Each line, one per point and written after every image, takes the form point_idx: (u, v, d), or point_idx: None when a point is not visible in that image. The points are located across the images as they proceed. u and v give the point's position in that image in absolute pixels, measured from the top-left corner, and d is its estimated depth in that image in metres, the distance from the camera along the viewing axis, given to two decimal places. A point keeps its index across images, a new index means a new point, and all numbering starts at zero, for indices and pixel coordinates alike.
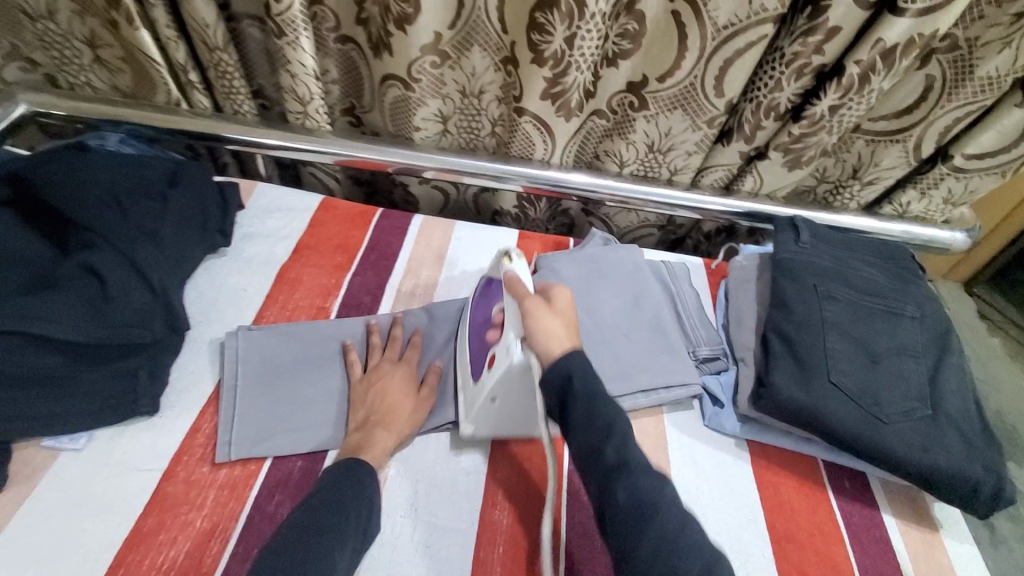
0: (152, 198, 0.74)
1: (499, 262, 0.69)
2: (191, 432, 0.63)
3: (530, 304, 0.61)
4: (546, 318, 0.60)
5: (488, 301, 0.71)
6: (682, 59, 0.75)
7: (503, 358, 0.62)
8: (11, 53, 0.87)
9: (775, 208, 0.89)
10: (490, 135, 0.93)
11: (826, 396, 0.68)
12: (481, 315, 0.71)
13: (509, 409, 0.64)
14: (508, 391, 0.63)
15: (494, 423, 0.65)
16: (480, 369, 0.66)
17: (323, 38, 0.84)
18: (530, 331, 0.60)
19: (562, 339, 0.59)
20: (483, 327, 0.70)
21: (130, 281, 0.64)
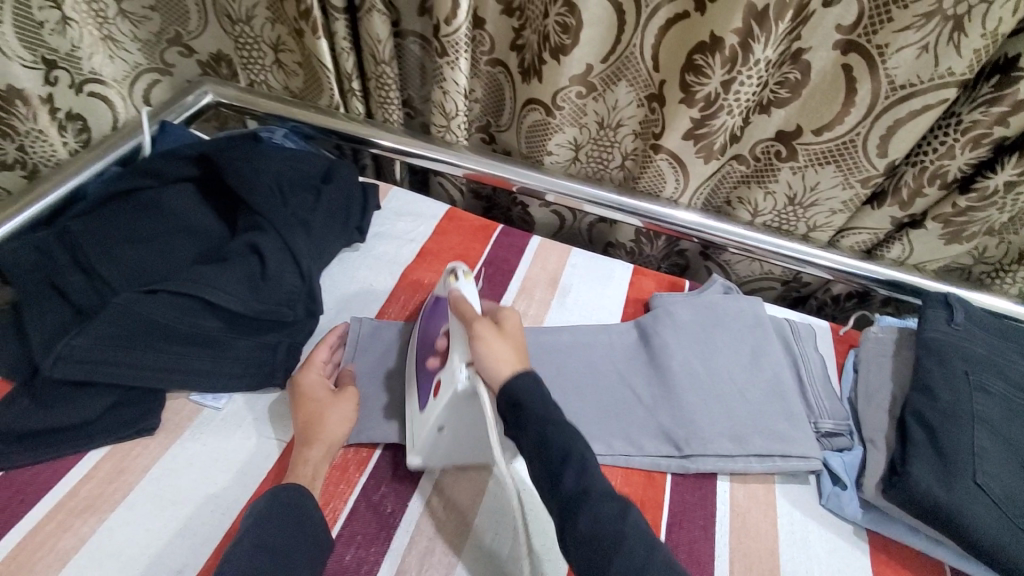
0: (307, 190, 0.81)
1: (448, 281, 0.65)
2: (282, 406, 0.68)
3: (478, 325, 0.57)
4: (492, 341, 0.55)
5: (434, 322, 0.68)
6: (845, 113, 0.71)
7: (447, 385, 0.57)
8: (173, 40, 0.95)
9: (923, 281, 0.82)
10: (618, 168, 0.94)
11: (972, 500, 0.60)
12: (426, 337, 0.68)
13: (459, 432, 0.60)
14: (455, 419, 0.59)
15: (443, 451, 0.62)
16: (425, 398, 0.62)
17: (477, 61, 0.89)
18: (477, 358, 0.55)
19: (510, 363, 0.54)
20: (432, 349, 0.66)
21: (285, 264, 0.70)
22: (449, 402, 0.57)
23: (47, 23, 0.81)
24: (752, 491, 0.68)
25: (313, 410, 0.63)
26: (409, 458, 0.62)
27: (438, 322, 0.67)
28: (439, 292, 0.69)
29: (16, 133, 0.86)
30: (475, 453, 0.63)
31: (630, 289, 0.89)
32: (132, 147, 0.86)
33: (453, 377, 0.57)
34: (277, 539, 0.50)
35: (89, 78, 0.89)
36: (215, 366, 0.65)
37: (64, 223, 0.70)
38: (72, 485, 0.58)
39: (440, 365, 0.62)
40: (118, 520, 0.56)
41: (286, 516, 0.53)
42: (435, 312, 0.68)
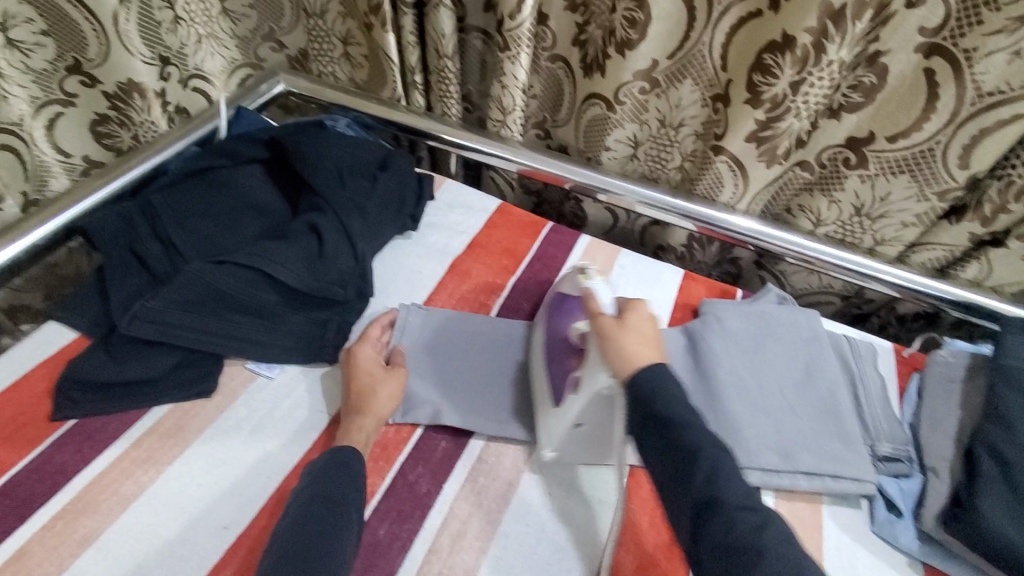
0: (365, 176, 0.84)
1: (575, 280, 0.65)
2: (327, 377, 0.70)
3: (602, 325, 0.57)
4: (629, 341, 0.55)
5: (567, 318, 0.66)
6: (925, 120, 0.67)
7: (588, 385, 0.57)
8: (268, 36, 1.03)
9: (1001, 305, 0.76)
10: (677, 169, 0.92)
11: None
12: (557, 331, 0.67)
13: (596, 430, 0.62)
14: (591, 416, 0.60)
15: (586, 444, 0.63)
16: (560, 392, 0.63)
17: (539, 57, 0.90)
18: (614, 359, 0.55)
19: (637, 360, 0.54)
20: (565, 345, 0.65)
21: (341, 245, 0.73)
22: (591, 401, 0.58)
23: (163, 21, 0.88)
24: (797, 510, 0.64)
25: (366, 381, 0.65)
26: (540, 452, 0.64)
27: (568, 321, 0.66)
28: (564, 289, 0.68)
29: (132, 123, 0.93)
30: (598, 453, 0.64)
31: (679, 294, 0.87)
32: (208, 130, 0.92)
33: (595, 378, 0.56)
34: (323, 490, 0.54)
35: (194, 74, 0.96)
36: (270, 338, 0.68)
37: (147, 195, 0.75)
38: (135, 437, 0.62)
39: (580, 362, 0.61)
40: (174, 474, 0.60)
41: (325, 475, 0.55)
42: (571, 310, 0.66)
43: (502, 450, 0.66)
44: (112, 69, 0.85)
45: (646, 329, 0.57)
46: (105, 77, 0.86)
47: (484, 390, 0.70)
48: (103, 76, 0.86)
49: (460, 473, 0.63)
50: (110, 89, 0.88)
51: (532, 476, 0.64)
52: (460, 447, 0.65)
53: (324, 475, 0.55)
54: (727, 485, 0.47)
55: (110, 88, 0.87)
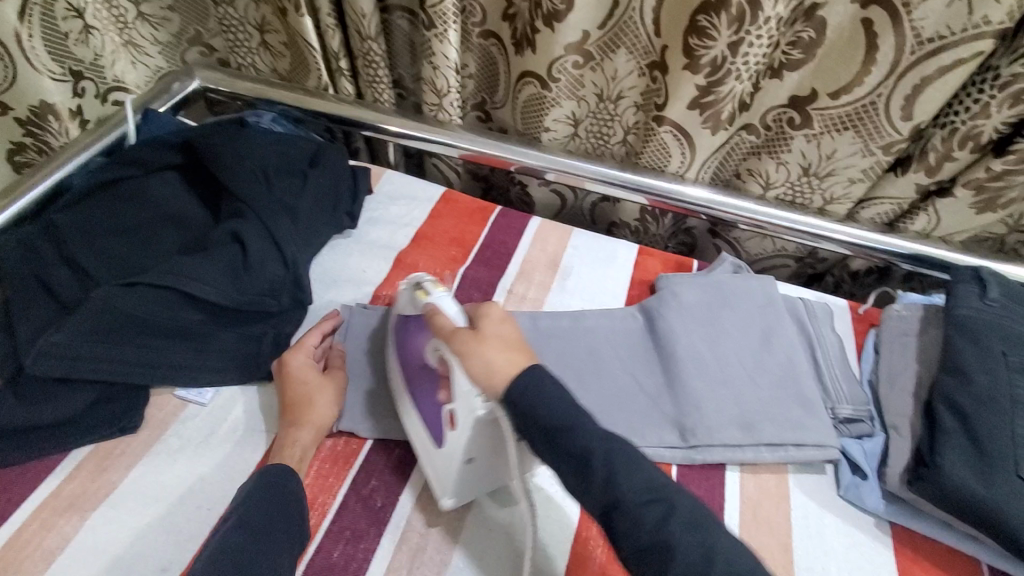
0: (293, 174, 0.78)
1: (414, 295, 0.60)
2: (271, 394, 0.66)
3: (458, 340, 0.53)
4: (487, 349, 0.51)
5: (412, 340, 0.62)
6: (866, 73, 0.65)
7: (465, 414, 0.52)
8: (194, 40, 0.96)
9: (950, 255, 0.75)
10: (620, 144, 0.89)
11: (1011, 493, 0.53)
12: (414, 361, 0.61)
13: (487, 462, 0.55)
14: (480, 447, 0.53)
15: (476, 478, 0.56)
16: (440, 432, 0.56)
17: (468, 32, 0.85)
18: (477, 370, 0.51)
19: (507, 368, 0.50)
20: (422, 371, 0.60)
21: (268, 252, 0.68)
22: (472, 433, 0.52)
23: (71, 32, 0.81)
24: (764, 482, 0.64)
25: (304, 392, 0.61)
26: (440, 502, 0.57)
27: (421, 340, 0.60)
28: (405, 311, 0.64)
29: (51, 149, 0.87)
30: (500, 476, 0.58)
31: (634, 270, 0.84)
32: (117, 137, 0.84)
33: (469, 405, 0.51)
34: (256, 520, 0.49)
35: (113, 86, 0.90)
36: (199, 360, 0.63)
37: (50, 216, 0.68)
38: (56, 485, 0.57)
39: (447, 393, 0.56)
40: (101, 518, 0.55)
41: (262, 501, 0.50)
42: (411, 332, 0.62)
43: None
44: (20, 93, 0.79)
45: (506, 333, 0.54)
46: (15, 102, 0.80)
47: None
48: (12, 102, 0.80)
49: (416, 481, 0.60)
50: (23, 115, 0.81)
51: None
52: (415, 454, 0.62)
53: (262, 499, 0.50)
54: (627, 477, 0.45)
55: (23, 114, 0.81)
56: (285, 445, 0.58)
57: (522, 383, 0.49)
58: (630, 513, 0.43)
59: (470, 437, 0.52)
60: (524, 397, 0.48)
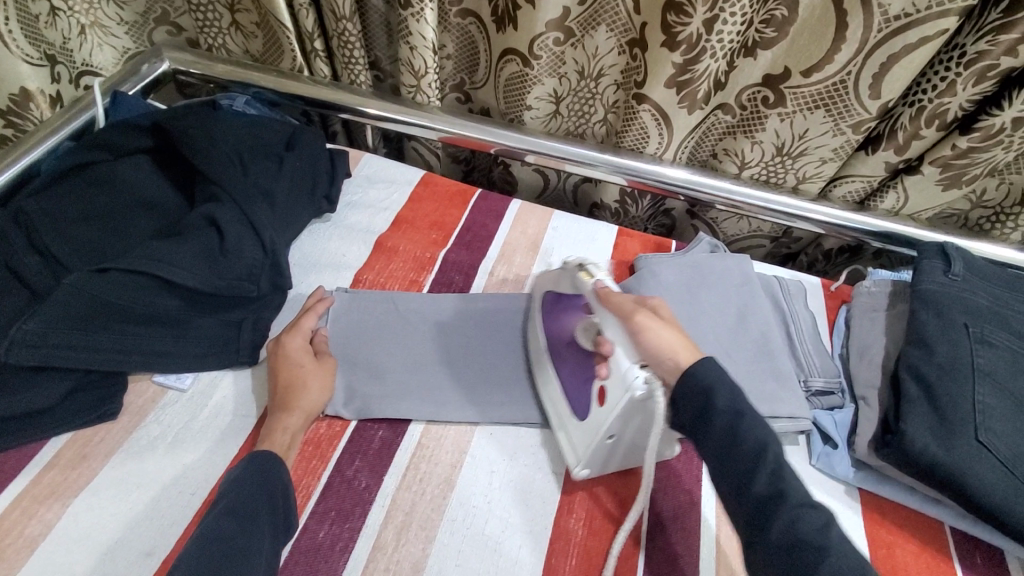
0: (269, 158, 0.77)
1: (576, 278, 0.62)
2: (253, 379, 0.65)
3: (639, 316, 0.54)
4: (659, 329, 0.53)
5: (563, 320, 0.66)
6: (836, 52, 0.66)
7: (621, 393, 0.53)
8: (160, 19, 0.92)
9: (917, 231, 0.77)
10: (600, 123, 0.90)
11: (970, 456, 0.56)
12: (562, 336, 0.65)
13: (627, 440, 0.57)
14: (628, 426, 0.55)
15: (616, 454, 0.59)
16: (585, 407, 0.59)
17: (445, 11, 0.85)
18: (647, 350, 0.53)
19: (683, 353, 0.52)
20: (576, 353, 0.63)
21: (244, 236, 0.67)
22: (625, 409, 0.53)
23: (41, 15, 0.81)
24: None
25: (296, 374, 0.61)
26: (574, 473, 0.59)
27: (573, 320, 0.64)
28: (558, 289, 0.66)
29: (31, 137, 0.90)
30: (630, 455, 0.60)
31: (614, 251, 0.85)
32: (85, 121, 0.81)
33: (627, 382, 0.52)
34: (241, 506, 0.48)
35: (83, 70, 0.90)
36: (177, 346, 0.63)
37: (16, 203, 0.66)
38: (35, 473, 0.56)
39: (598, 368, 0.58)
40: (81, 505, 0.55)
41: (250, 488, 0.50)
42: (558, 309, 0.67)
43: (442, 433, 0.63)
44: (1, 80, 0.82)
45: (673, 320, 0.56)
46: None
47: (415, 367, 0.67)
48: None
49: (400, 461, 0.60)
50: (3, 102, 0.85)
51: (477, 452, 0.62)
52: (400, 434, 0.63)
53: (247, 485, 0.50)
54: (795, 482, 0.45)
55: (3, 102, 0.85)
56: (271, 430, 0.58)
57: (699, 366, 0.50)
58: (790, 512, 0.43)
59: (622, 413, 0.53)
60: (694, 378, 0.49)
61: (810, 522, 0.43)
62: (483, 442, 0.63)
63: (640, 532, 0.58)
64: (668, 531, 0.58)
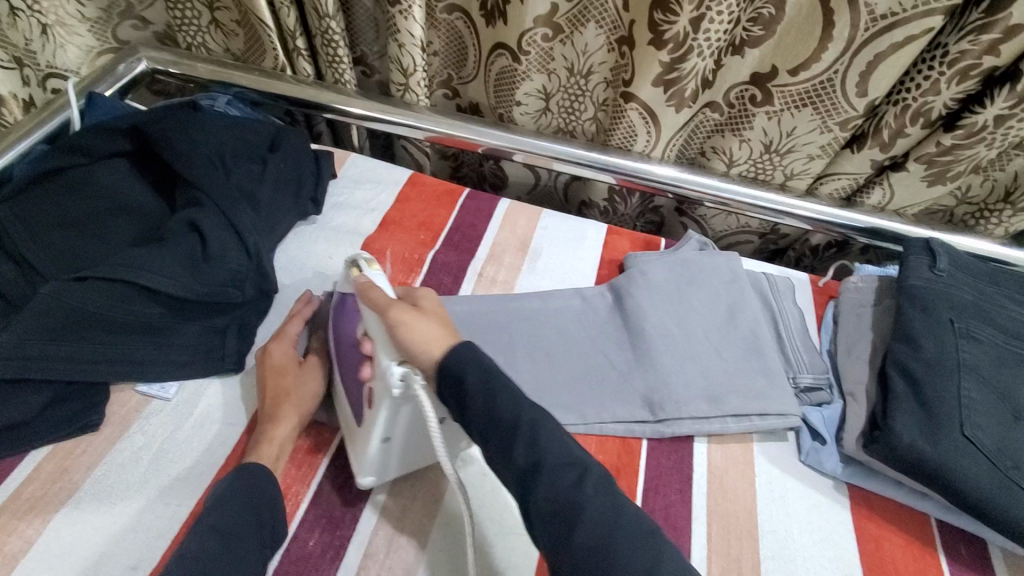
0: (251, 159, 0.76)
1: (349, 275, 0.59)
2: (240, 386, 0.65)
3: (393, 312, 0.51)
4: (418, 320, 0.51)
5: (346, 320, 0.61)
6: (823, 50, 0.66)
7: (382, 390, 0.50)
8: (125, 12, 0.89)
9: (904, 227, 0.78)
10: (591, 120, 0.90)
11: (957, 452, 0.56)
12: (345, 340, 0.61)
13: (409, 439, 0.55)
14: (397, 424, 0.53)
15: (398, 456, 0.56)
16: (359, 408, 0.56)
17: (432, 9, 0.84)
18: (402, 346, 0.50)
19: (433, 342, 0.50)
20: (351, 353, 0.59)
21: (227, 241, 0.65)
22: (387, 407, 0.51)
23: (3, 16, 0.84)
24: (730, 451, 0.66)
25: (285, 380, 0.61)
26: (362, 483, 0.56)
27: (352, 321, 0.60)
28: (342, 292, 0.62)
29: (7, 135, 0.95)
30: (421, 454, 0.57)
31: (604, 250, 0.85)
32: (60, 122, 0.79)
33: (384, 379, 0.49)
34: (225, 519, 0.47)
35: (50, 72, 0.90)
36: (161, 354, 0.62)
37: None
38: (15, 487, 0.55)
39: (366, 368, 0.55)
40: (64, 519, 0.54)
41: (234, 500, 0.49)
42: (343, 313, 0.62)
43: None
44: None
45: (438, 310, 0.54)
46: None
47: None
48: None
49: None
50: None
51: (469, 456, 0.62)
52: None
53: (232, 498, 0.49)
54: (548, 444, 0.46)
55: None
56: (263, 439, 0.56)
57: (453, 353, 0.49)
58: (548, 475, 0.45)
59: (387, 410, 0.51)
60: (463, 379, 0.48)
61: (562, 481, 0.44)
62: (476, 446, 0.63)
63: None
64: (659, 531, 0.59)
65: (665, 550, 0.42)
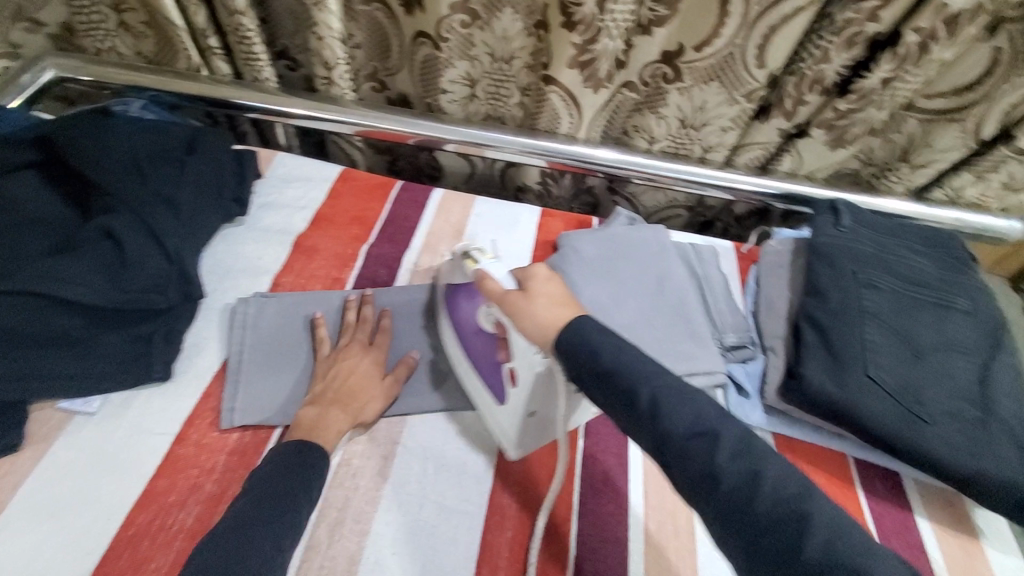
0: (169, 163, 0.73)
1: (463, 265, 0.63)
2: (167, 393, 0.63)
3: (510, 298, 0.54)
4: (534, 304, 0.52)
5: (462, 307, 0.65)
6: (722, 25, 0.70)
7: (526, 372, 0.55)
8: (16, 16, 0.84)
9: (814, 190, 0.83)
10: (518, 105, 0.91)
11: (862, 391, 0.61)
12: (469, 324, 0.64)
13: (547, 418, 0.59)
14: (539, 403, 0.57)
15: (538, 433, 0.60)
16: (501, 391, 0.60)
17: (349, 1, 0.83)
18: (532, 329, 0.51)
19: (556, 320, 0.50)
20: (479, 337, 0.63)
21: (145, 247, 0.64)
22: (533, 387, 0.55)
23: None
24: None
25: None
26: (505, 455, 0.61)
27: (468, 308, 0.64)
28: (455, 281, 0.66)
29: None
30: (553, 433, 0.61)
31: (538, 232, 0.87)
32: None
33: (530, 361, 0.54)
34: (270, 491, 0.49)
35: None
36: (83, 367, 0.60)
37: None
38: None
39: (505, 353, 0.59)
40: None
41: (283, 474, 0.51)
42: (459, 300, 0.66)
43: (372, 427, 0.64)
44: None
45: (555, 289, 0.54)
46: None
47: None
48: None
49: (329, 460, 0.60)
50: None
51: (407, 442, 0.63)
52: None
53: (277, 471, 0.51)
54: (672, 416, 0.42)
55: None
56: (319, 423, 0.58)
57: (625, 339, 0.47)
58: (676, 447, 0.40)
59: (531, 391, 0.55)
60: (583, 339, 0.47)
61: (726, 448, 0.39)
62: (415, 431, 0.64)
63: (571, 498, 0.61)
64: (598, 496, 0.61)
65: (814, 508, 0.36)
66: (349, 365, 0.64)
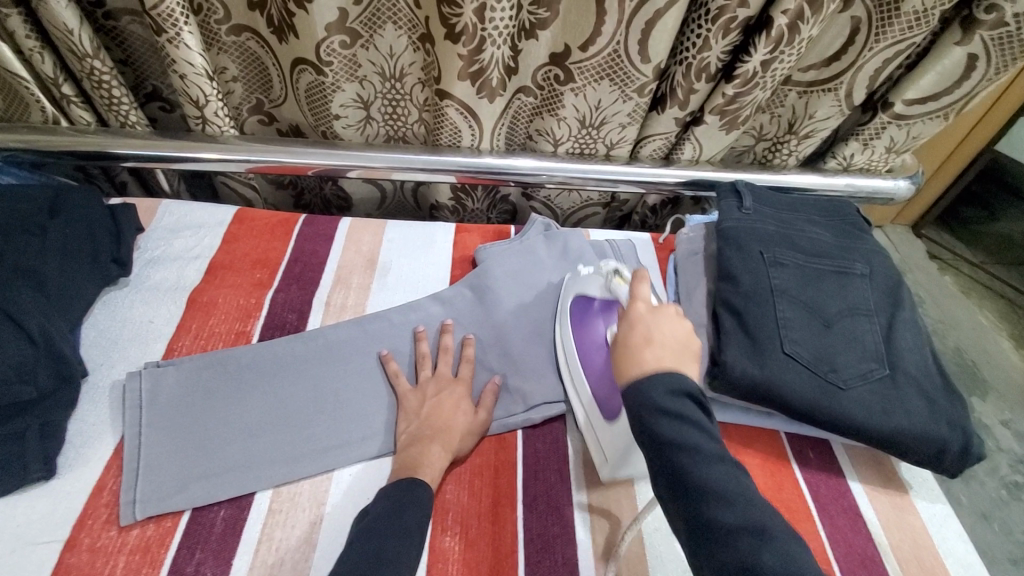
0: (28, 231, 0.65)
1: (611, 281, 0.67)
2: (52, 494, 0.55)
3: (638, 328, 0.56)
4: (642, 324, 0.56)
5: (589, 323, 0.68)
6: (601, 24, 0.70)
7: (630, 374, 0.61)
8: None
9: (717, 174, 0.85)
10: (417, 123, 0.87)
11: (782, 369, 0.62)
12: (591, 332, 0.68)
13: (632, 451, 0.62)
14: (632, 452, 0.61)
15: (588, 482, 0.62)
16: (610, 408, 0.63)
17: (214, 32, 0.77)
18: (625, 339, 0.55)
19: (659, 354, 0.52)
20: (600, 349, 0.66)
21: (3, 332, 0.57)
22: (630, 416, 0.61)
23: None
24: None
25: None
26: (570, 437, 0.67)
27: (602, 324, 0.66)
28: (587, 293, 0.70)
29: None
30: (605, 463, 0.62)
31: (454, 250, 0.84)
32: None
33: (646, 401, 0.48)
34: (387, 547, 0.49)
35: None
36: None
37: None
38: None
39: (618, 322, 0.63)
40: None
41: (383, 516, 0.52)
42: (590, 314, 0.69)
43: (294, 492, 0.59)
44: None
45: (673, 334, 0.55)
46: None
47: (259, 428, 0.62)
48: None
49: (249, 538, 0.55)
50: None
51: (337, 500, 0.59)
52: (248, 506, 0.57)
53: (391, 513, 0.52)
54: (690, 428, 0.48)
55: None
56: (415, 461, 0.59)
57: (665, 373, 0.50)
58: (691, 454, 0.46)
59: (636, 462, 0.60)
60: (653, 390, 0.49)
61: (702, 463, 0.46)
62: (343, 486, 0.60)
63: (516, 526, 0.59)
64: (544, 518, 0.59)
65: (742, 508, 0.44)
66: (434, 402, 0.64)
